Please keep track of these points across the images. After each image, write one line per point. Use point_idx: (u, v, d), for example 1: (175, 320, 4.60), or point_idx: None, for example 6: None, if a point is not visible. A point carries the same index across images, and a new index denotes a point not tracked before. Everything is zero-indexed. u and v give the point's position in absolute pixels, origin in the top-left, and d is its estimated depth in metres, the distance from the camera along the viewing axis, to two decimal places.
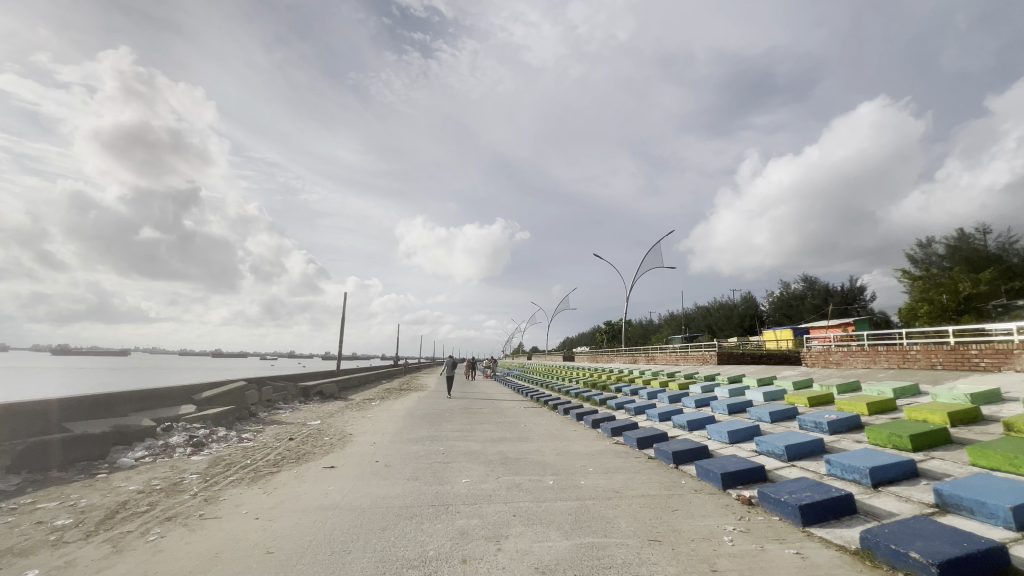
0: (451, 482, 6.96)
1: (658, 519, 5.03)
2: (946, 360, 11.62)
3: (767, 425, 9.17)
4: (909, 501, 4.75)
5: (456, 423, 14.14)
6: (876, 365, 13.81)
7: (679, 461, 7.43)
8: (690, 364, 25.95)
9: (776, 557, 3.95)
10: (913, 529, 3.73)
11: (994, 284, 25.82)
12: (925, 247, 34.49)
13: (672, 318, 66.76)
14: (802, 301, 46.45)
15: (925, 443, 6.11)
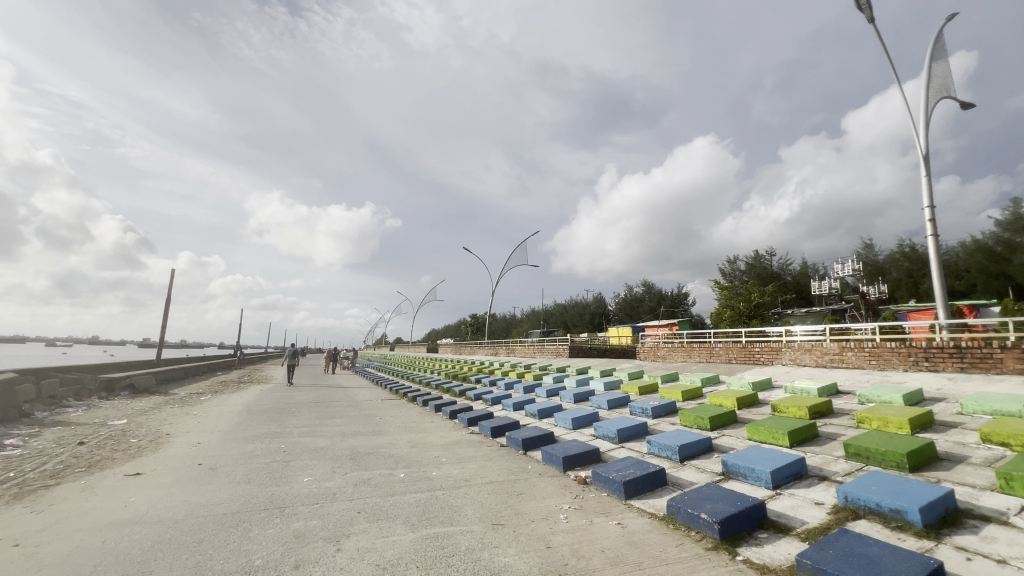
0: (290, 482, 6.38)
1: (504, 503, 5.27)
2: (739, 355, 14.28)
3: (605, 411, 10.28)
4: (704, 471, 5.75)
5: (303, 417, 13.03)
6: (691, 359, 16.37)
7: (528, 448, 7.89)
8: (546, 356, 27.86)
9: (601, 529, 4.43)
10: (704, 495, 4.50)
11: (774, 296, 32.73)
12: (732, 263, 42.18)
13: (533, 312, 70.87)
14: (641, 303, 53.17)
15: (719, 423, 7.47)
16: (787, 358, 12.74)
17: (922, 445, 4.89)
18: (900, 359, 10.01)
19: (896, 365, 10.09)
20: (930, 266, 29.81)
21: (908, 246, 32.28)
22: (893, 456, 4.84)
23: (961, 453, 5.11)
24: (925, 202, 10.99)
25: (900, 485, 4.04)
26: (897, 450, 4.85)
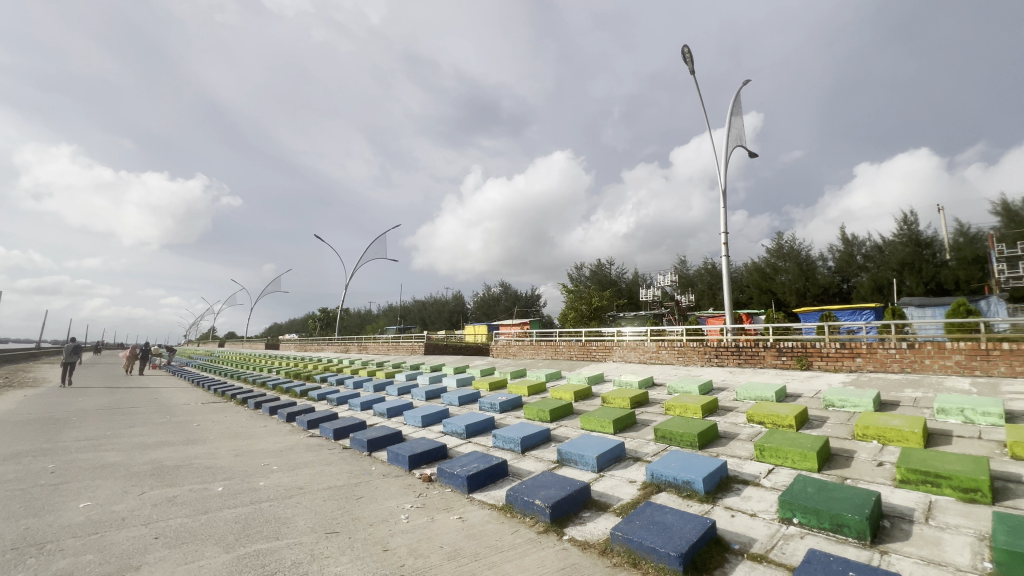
0: (58, 511, 5.07)
1: (340, 509, 4.95)
2: (579, 353, 15.73)
3: (455, 407, 10.38)
4: (542, 460, 6.18)
5: (86, 428, 10.52)
6: (538, 356, 17.52)
7: (373, 448, 7.54)
8: (400, 354, 27.12)
9: (442, 525, 4.44)
10: (540, 482, 4.83)
11: (611, 300, 36.87)
12: (579, 270, 46.39)
13: (389, 308, 68.48)
14: (498, 302, 55.18)
15: (558, 415, 8.13)
16: (617, 355, 14.43)
17: (708, 427, 5.98)
18: (699, 356, 12.10)
19: (696, 361, 12.17)
20: (724, 281, 36.78)
21: (711, 264, 39.40)
22: (688, 436, 5.83)
23: (734, 431, 6.37)
24: (721, 228, 13.53)
25: (691, 461, 4.87)
26: (691, 431, 5.86)
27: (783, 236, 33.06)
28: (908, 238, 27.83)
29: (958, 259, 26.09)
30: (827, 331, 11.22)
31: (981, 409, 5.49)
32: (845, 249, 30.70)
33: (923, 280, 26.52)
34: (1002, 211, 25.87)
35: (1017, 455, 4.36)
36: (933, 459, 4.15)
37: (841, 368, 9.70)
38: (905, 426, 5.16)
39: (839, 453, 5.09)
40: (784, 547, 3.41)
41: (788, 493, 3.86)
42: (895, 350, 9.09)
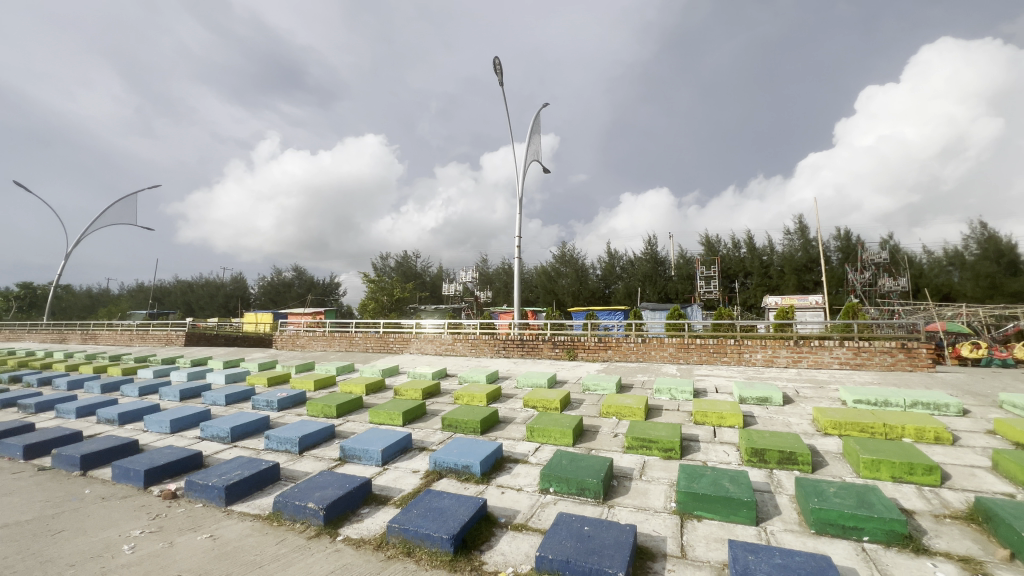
0: None
1: (22, 554, 3.67)
2: (375, 344, 15.22)
3: (221, 407, 8.85)
4: (322, 459, 5.74)
5: None
6: (331, 348, 16.32)
7: (89, 466, 5.83)
8: (148, 345, 21.81)
9: (183, 549, 3.71)
10: (316, 483, 4.47)
11: (414, 293, 36.76)
12: (384, 260, 45.00)
13: (136, 288, 54.43)
14: (289, 289, 49.28)
15: (345, 410, 7.70)
16: (415, 347, 14.46)
17: (490, 413, 6.49)
18: (489, 348, 13.04)
19: (487, 353, 13.09)
20: (517, 280, 40.58)
21: (508, 264, 43.00)
22: (472, 423, 6.21)
23: (511, 416, 7.06)
24: (517, 232, 14.87)
25: (472, 446, 5.19)
26: (474, 418, 6.26)
27: (566, 245, 38.34)
28: (649, 256, 35.50)
29: (678, 275, 34.46)
30: (590, 328, 13.43)
31: (681, 388, 7.37)
32: (609, 260, 37.37)
33: (657, 290, 34.18)
34: (705, 242, 35.26)
35: (698, 420, 5.96)
36: (648, 428, 5.35)
37: (597, 358, 11.73)
38: (634, 403, 6.54)
39: (589, 429, 6.13)
40: (540, 514, 3.91)
41: (548, 467, 4.45)
42: (633, 343, 11.44)
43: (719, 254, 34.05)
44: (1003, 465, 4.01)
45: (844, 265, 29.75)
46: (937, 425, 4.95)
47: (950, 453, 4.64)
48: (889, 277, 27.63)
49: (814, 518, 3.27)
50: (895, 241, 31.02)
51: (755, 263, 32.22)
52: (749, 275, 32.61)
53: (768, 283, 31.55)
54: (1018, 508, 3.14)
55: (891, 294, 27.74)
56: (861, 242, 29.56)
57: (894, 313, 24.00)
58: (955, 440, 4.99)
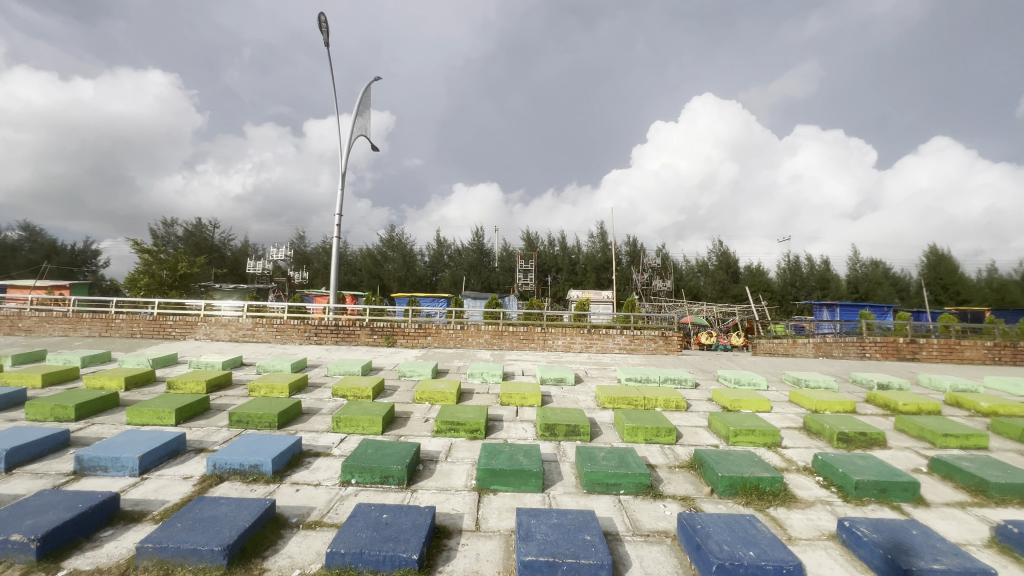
0: None
1: None
2: (146, 329, 12.36)
3: None
4: (44, 476, 4.40)
5: None
6: (74, 333, 12.64)
7: None
8: None
9: None
10: (28, 508, 3.40)
11: (207, 268, 31.03)
12: (167, 226, 36.91)
13: None
14: (11, 254, 36.55)
15: (90, 410, 6.06)
16: (203, 333, 12.22)
17: (291, 405, 5.88)
18: (298, 334, 11.83)
19: (295, 339, 11.84)
20: (338, 261, 37.77)
21: (329, 243, 39.67)
22: (268, 418, 5.54)
23: (317, 407, 6.52)
24: (337, 210, 13.76)
25: (263, 443, 4.62)
26: (270, 412, 5.59)
27: (395, 229, 37.22)
28: (475, 247, 37.02)
29: (500, 267, 36.64)
30: (411, 314, 13.29)
31: (491, 372, 7.85)
32: (437, 248, 37.70)
33: (481, 280, 35.71)
34: (525, 238, 38.22)
35: (504, 402, 6.42)
36: (458, 412, 5.54)
37: (417, 345, 11.68)
38: (447, 388, 6.71)
39: (400, 416, 6.06)
40: (338, 508, 3.71)
41: (351, 458, 4.24)
42: (452, 330, 11.74)
43: (537, 250, 37.30)
44: (715, 424, 5.34)
45: (631, 266, 35.74)
46: (677, 396, 6.31)
47: (685, 418, 5.96)
48: (660, 279, 34.24)
49: (587, 479, 3.83)
50: (665, 250, 38.56)
51: (565, 260, 36.30)
52: (560, 271, 36.60)
53: (574, 279, 35.87)
54: (719, 455, 4.21)
55: (660, 292, 34.39)
56: (643, 248, 35.94)
57: (661, 307, 29.81)
58: (689, 407, 6.43)
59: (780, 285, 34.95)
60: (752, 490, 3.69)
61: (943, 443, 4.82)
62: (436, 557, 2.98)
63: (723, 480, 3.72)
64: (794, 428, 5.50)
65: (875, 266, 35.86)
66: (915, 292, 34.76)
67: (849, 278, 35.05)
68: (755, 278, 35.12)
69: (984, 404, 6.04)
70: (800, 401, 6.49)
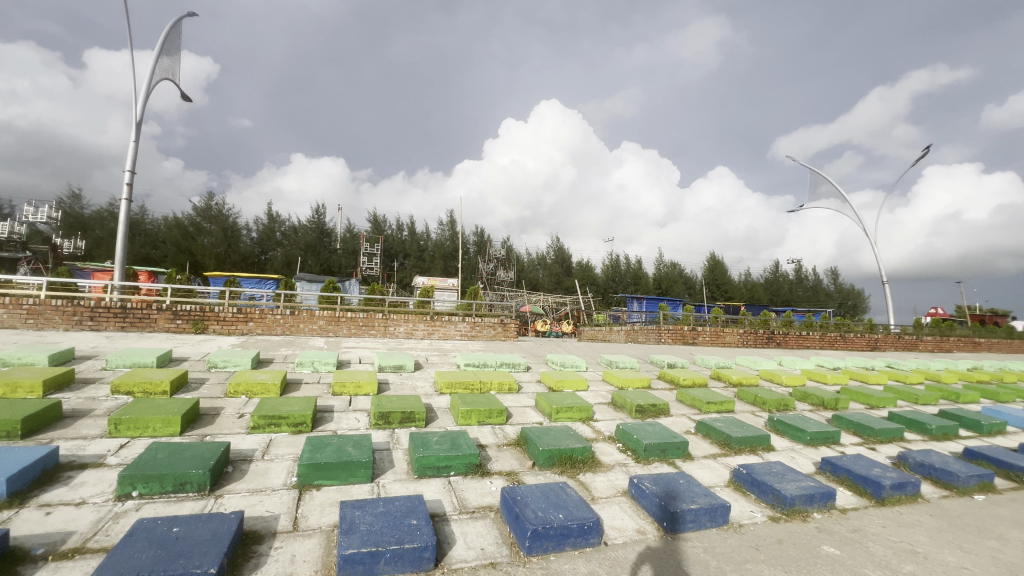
0: None
1: None
2: None
3: None
4: None
5: None
6: None
7: None
8: None
9: None
10: None
11: None
12: None
13: None
14: None
15: None
16: None
17: (44, 407, 4.59)
18: (63, 318, 9.30)
19: (58, 324, 9.27)
20: (131, 230, 30.79)
21: (117, 207, 31.97)
22: (6, 425, 4.24)
23: (87, 408, 5.23)
24: (127, 166, 11.12)
25: None
26: (11, 417, 4.29)
27: (213, 197, 31.79)
28: (314, 226, 33.89)
29: (342, 249, 34.23)
30: (229, 297, 11.54)
31: (324, 360, 7.30)
32: (268, 224, 33.47)
33: (319, 262, 32.85)
34: (372, 220, 36.34)
35: (336, 391, 6.03)
36: (280, 404, 5.02)
37: (234, 331, 10.22)
38: (269, 378, 6.02)
39: (207, 412, 5.24)
40: (111, 528, 3.04)
41: (131, 466, 3.50)
42: (280, 315, 10.58)
43: (383, 233, 35.75)
44: (541, 403, 5.85)
45: (477, 256, 36.82)
46: (510, 379, 6.74)
47: (516, 399, 6.39)
48: (503, 269, 36.01)
49: (418, 465, 3.84)
50: (510, 243, 40.62)
51: (413, 246, 35.64)
52: (407, 257, 35.78)
53: (421, 266, 35.40)
54: (542, 431, 4.62)
55: (503, 282, 36.18)
56: (489, 239, 37.29)
57: (503, 296, 31.37)
58: (520, 388, 6.92)
59: (603, 280, 39.85)
60: (567, 460, 4.15)
61: (706, 409, 6.10)
62: (241, 566, 2.66)
63: (544, 454, 4.10)
64: (604, 403, 6.33)
65: (673, 267, 43.34)
66: (699, 290, 43.05)
67: (655, 276, 41.73)
68: (584, 272, 39.38)
69: (734, 377, 7.79)
70: (610, 380, 7.50)
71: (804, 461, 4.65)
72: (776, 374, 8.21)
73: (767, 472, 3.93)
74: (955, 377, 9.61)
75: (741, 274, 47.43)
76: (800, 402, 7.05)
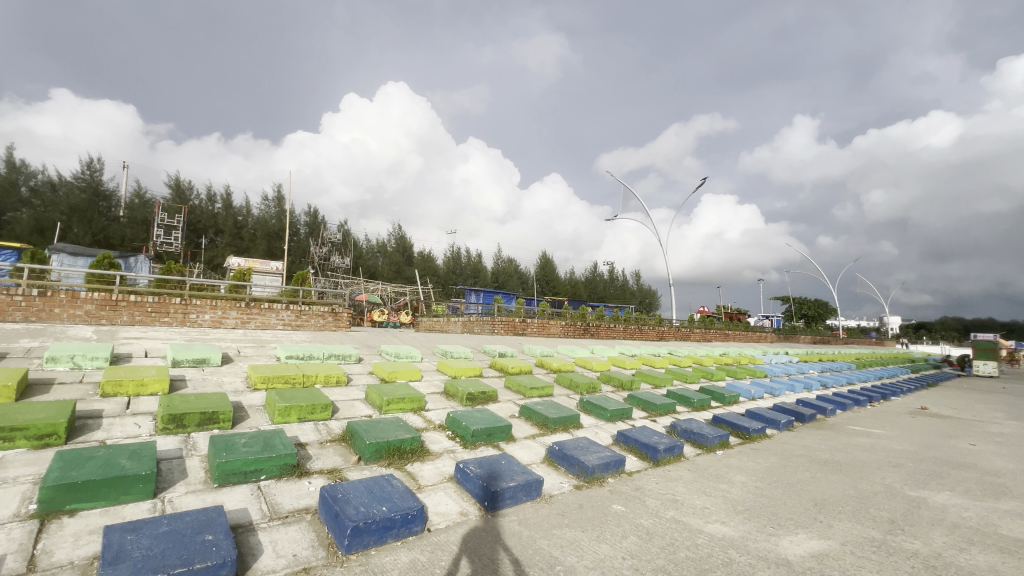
0: None
1: None
2: None
3: None
4: None
5: None
6: None
7: None
8: None
9: None
10: None
11: None
12: None
13: None
14: None
15: None
16: None
17: None
18: None
19: None
20: None
21: None
22: None
23: None
24: None
25: None
26: None
27: None
28: (85, 186, 26.73)
29: (127, 217, 27.62)
30: None
31: (90, 354, 5.80)
32: (7, 175, 25.13)
33: (91, 231, 25.95)
34: (172, 186, 30.17)
35: (106, 392, 4.84)
36: (15, 412, 3.83)
37: None
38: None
39: None
40: None
41: None
42: (19, 298, 8.12)
43: (188, 203, 29.94)
44: (371, 395, 5.64)
45: (309, 239, 33.61)
46: (339, 371, 6.33)
47: (344, 392, 6.04)
48: (339, 255, 33.57)
49: (218, 471, 3.34)
50: (347, 227, 38.02)
51: (228, 222, 30.70)
52: (220, 234, 30.66)
53: (238, 245, 30.66)
54: (369, 424, 4.46)
55: (338, 269, 33.76)
56: (324, 221, 34.27)
57: (337, 284, 29.26)
58: (349, 381, 6.56)
59: (444, 272, 40.11)
60: (394, 452, 4.08)
61: (529, 394, 6.65)
62: None
63: (370, 447, 3.96)
64: (437, 393, 6.40)
65: (510, 263, 45.93)
66: (531, 285, 46.53)
67: (493, 271, 43.70)
68: (425, 263, 39.04)
69: (554, 364, 8.67)
70: (444, 369, 7.63)
71: (604, 435, 5.43)
72: (588, 361, 9.38)
73: (575, 446, 4.47)
74: (711, 360, 12.30)
75: (567, 273, 52.80)
76: (605, 384, 8.20)
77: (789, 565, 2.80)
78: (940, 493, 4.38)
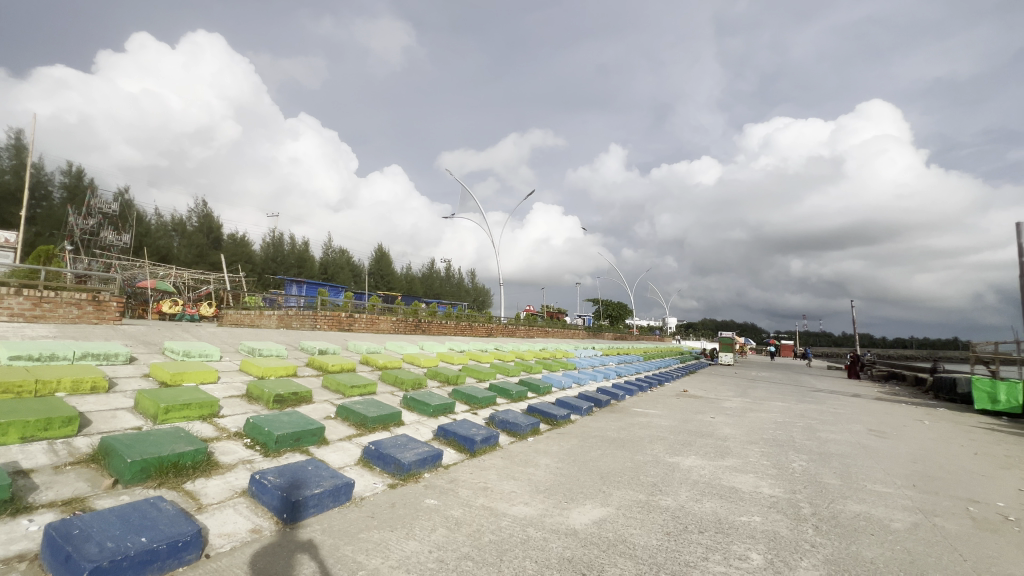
0: None
1: None
2: None
3: None
4: None
5: None
6: None
7: None
8: None
9: None
10: None
11: None
12: None
13: None
14: None
15: None
16: None
17: None
18: None
19: None
20: None
21: None
22: None
23: None
24: None
25: None
26: None
27: None
28: None
29: None
30: None
31: None
32: None
33: None
34: None
35: None
36: None
37: None
38: None
39: None
40: None
41: None
42: None
43: None
44: (142, 402, 4.60)
45: (66, 205, 26.06)
46: (96, 374, 5.01)
47: (102, 401, 4.79)
48: (113, 230, 26.81)
49: None
50: (128, 196, 30.59)
51: None
52: None
53: None
54: (134, 438, 3.61)
55: (111, 246, 26.96)
56: (92, 186, 26.94)
57: (109, 266, 23.31)
58: (112, 386, 5.25)
59: (262, 260, 35.27)
60: (168, 470, 3.39)
61: (349, 393, 6.27)
62: None
63: (133, 467, 3.20)
64: (236, 396, 5.56)
65: (342, 254, 42.82)
66: (363, 279, 44.13)
67: (321, 261, 40.14)
68: (237, 248, 33.58)
69: (379, 360, 8.34)
70: (248, 369, 6.68)
71: (425, 430, 5.42)
72: (416, 357, 9.29)
73: (392, 445, 4.35)
74: (531, 355, 13.37)
75: (403, 268, 51.59)
76: (431, 379, 8.22)
77: (575, 534, 3.19)
78: (688, 457, 5.52)
